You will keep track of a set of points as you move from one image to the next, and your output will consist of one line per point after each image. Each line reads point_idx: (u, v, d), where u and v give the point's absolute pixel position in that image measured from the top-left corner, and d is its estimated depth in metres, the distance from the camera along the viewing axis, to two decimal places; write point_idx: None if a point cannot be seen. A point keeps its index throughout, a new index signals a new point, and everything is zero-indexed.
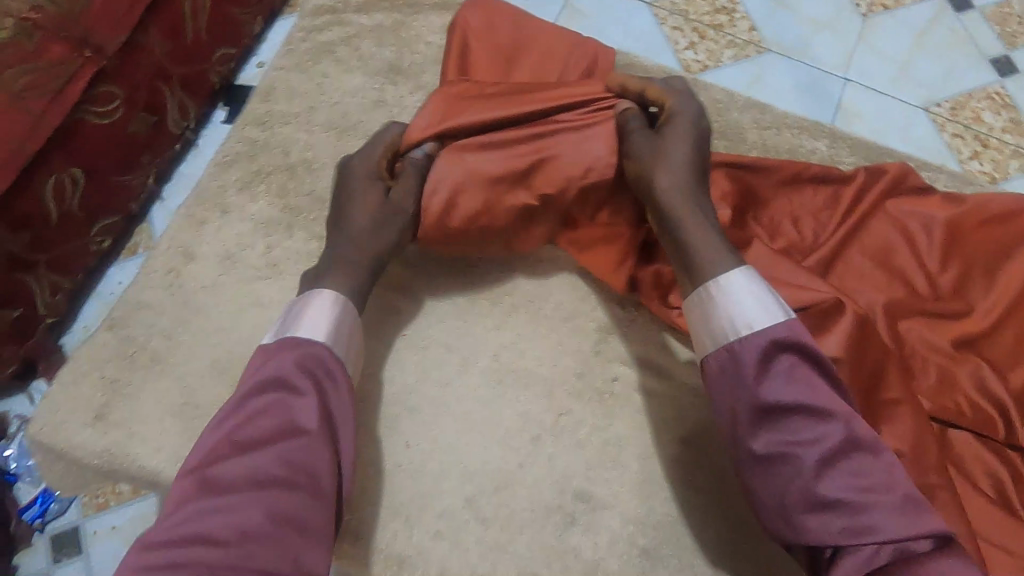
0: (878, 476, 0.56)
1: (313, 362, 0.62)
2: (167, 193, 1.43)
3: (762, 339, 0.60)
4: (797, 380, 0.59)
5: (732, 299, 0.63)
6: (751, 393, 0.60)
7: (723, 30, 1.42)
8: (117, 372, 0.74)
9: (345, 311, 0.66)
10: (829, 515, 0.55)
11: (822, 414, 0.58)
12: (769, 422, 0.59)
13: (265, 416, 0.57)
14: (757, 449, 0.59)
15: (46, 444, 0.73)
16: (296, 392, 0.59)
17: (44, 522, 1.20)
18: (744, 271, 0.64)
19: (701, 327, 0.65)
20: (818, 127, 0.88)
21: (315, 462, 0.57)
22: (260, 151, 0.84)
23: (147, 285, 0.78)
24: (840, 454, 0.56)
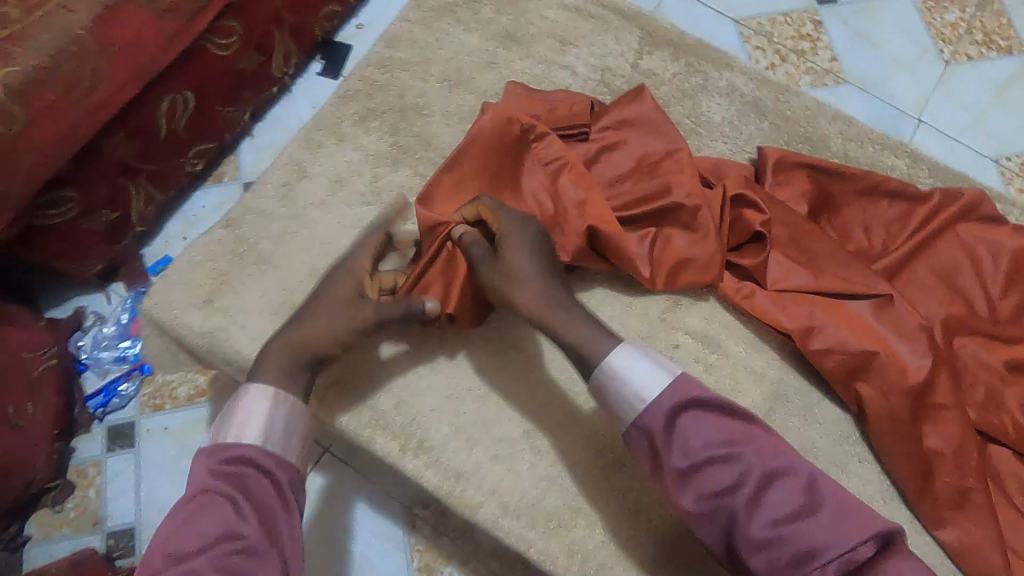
0: (798, 501, 0.59)
1: (245, 465, 0.62)
2: (258, 129, 1.52)
3: (663, 406, 0.63)
4: (704, 429, 0.62)
5: (623, 375, 0.66)
6: (668, 459, 0.62)
7: (805, 56, 1.47)
8: (227, 265, 0.82)
9: (284, 406, 0.66)
10: (770, 546, 0.58)
11: (734, 454, 0.61)
12: (692, 479, 0.61)
13: (203, 518, 0.59)
14: (688, 509, 0.62)
15: (156, 319, 0.80)
16: (231, 499, 0.60)
17: (106, 412, 1.29)
18: (626, 347, 0.68)
19: (604, 409, 0.68)
20: (899, 147, 0.92)
21: (258, 570, 0.58)
22: (377, 91, 0.91)
23: (263, 193, 0.86)
24: (763, 486, 0.60)
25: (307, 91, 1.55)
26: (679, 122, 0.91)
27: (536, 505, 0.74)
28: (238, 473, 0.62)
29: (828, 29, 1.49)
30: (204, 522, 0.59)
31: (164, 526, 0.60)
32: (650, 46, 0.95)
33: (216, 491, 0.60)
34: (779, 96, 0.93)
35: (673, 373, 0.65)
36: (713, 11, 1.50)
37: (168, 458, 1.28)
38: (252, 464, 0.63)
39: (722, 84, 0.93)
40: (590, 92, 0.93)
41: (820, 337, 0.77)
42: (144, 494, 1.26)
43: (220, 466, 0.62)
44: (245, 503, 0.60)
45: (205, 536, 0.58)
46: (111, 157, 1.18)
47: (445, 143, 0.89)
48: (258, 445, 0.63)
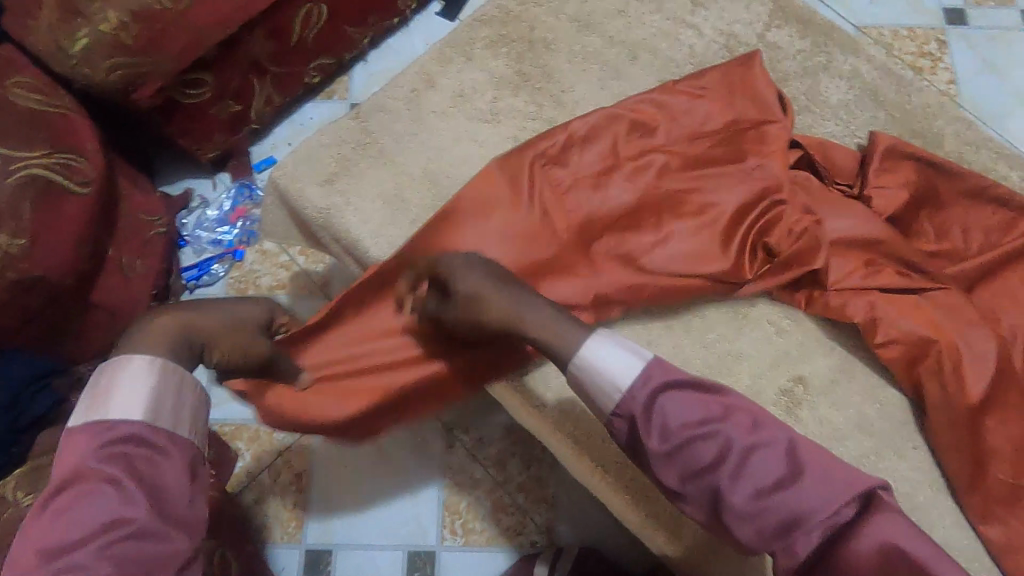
0: (781, 470, 0.59)
1: (130, 443, 0.56)
2: (372, 56, 1.61)
3: (640, 395, 0.63)
4: (682, 408, 0.62)
5: (597, 364, 0.65)
6: (650, 443, 0.62)
7: (923, 73, 1.44)
8: (350, 153, 0.89)
9: (166, 377, 0.60)
10: (755, 514, 0.58)
11: (712, 430, 0.61)
12: (675, 460, 0.61)
13: (85, 504, 0.53)
14: (673, 487, 0.62)
15: (282, 189, 0.89)
16: (114, 483, 0.53)
17: (198, 285, 1.41)
18: (601, 335, 0.66)
19: (583, 396, 0.67)
20: (1016, 159, 0.91)
21: (149, 548, 0.53)
22: (511, 20, 0.96)
23: (392, 95, 0.92)
24: (745, 457, 0.59)
25: (423, 29, 1.63)
26: (794, 98, 0.93)
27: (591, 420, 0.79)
28: (117, 453, 0.55)
29: (952, 51, 1.46)
30: (81, 507, 0.53)
31: (36, 519, 0.53)
32: (780, 19, 0.96)
33: (95, 477, 0.54)
34: (901, 89, 0.93)
35: (645, 357, 0.64)
36: (836, 14, 1.50)
37: None
38: (135, 442, 0.56)
39: (846, 68, 0.94)
40: (713, 54, 0.95)
41: (884, 328, 0.78)
42: None
43: (99, 450, 0.55)
44: (132, 485, 0.54)
45: (84, 522, 0.52)
46: (248, 52, 1.29)
47: (565, 78, 0.93)
48: (139, 423, 0.57)
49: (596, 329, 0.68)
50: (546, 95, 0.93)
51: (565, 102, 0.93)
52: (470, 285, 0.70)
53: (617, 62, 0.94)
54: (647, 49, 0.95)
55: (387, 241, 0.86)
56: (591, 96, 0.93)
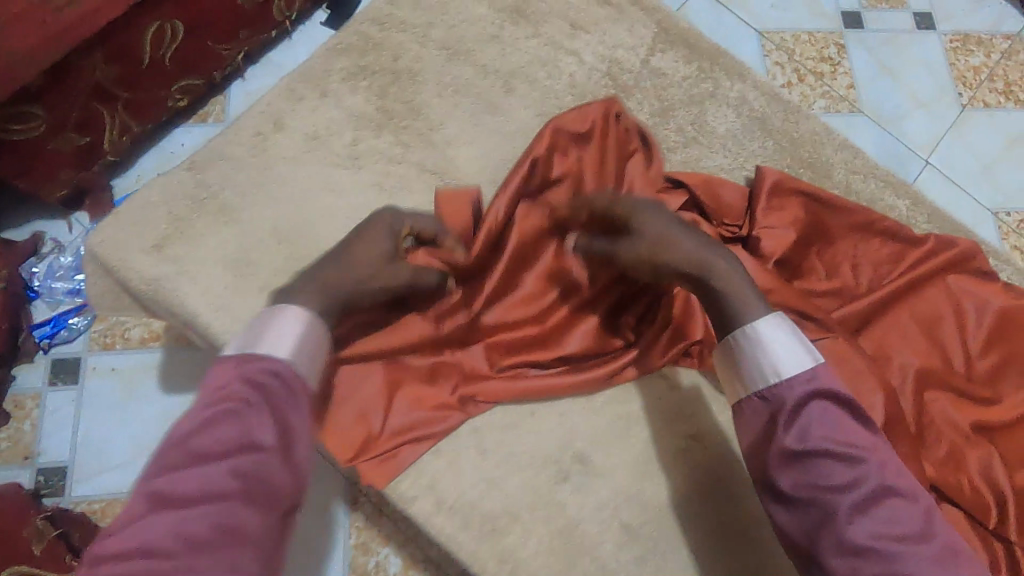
0: (910, 525, 0.53)
1: (275, 379, 0.57)
2: (250, 73, 1.45)
3: (796, 388, 0.59)
4: (833, 429, 0.57)
5: (764, 344, 0.61)
6: (782, 436, 0.58)
7: (823, 79, 1.43)
8: (184, 211, 0.76)
9: (314, 332, 0.61)
10: (860, 557, 0.53)
11: (858, 457, 0.56)
12: (799, 466, 0.57)
13: (222, 425, 0.53)
14: (784, 491, 0.58)
15: (100, 257, 0.75)
16: (247, 404, 0.54)
17: (52, 343, 1.23)
18: (778, 318, 0.63)
19: (731, 374, 0.64)
20: (903, 187, 0.88)
21: (271, 475, 0.53)
22: (372, 48, 0.85)
23: (234, 140, 0.80)
24: (876, 497, 0.54)
25: (307, 41, 1.48)
26: (681, 129, 0.87)
27: (473, 505, 0.71)
28: (266, 390, 0.56)
29: (851, 54, 1.46)
30: (214, 424, 0.53)
31: (186, 417, 0.55)
32: (665, 43, 0.90)
33: (232, 398, 0.55)
34: (789, 116, 0.89)
35: (816, 360, 0.61)
36: (737, 19, 1.46)
37: (114, 399, 1.24)
38: (282, 382, 0.57)
39: (733, 95, 0.89)
40: (595, 83, 0.88)
41: None
42: (82, 434, 1.21)
43: (242, 376, 0.56)
44: (261, 415, 0.54)
45: (210, 439, 0.52)
46: (88, 78, 1.11)
47: (435, 114, 0.84)
48: (284, 361, 0.58)
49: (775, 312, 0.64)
50: (412, 135, 0.83)
51: (435, 142, 0.83)
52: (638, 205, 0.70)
53: (491, 95, 0.86)
54: (524, 78, 0.87)
55: (229, 315, 0.74)
56: (463, 133, 0.84)
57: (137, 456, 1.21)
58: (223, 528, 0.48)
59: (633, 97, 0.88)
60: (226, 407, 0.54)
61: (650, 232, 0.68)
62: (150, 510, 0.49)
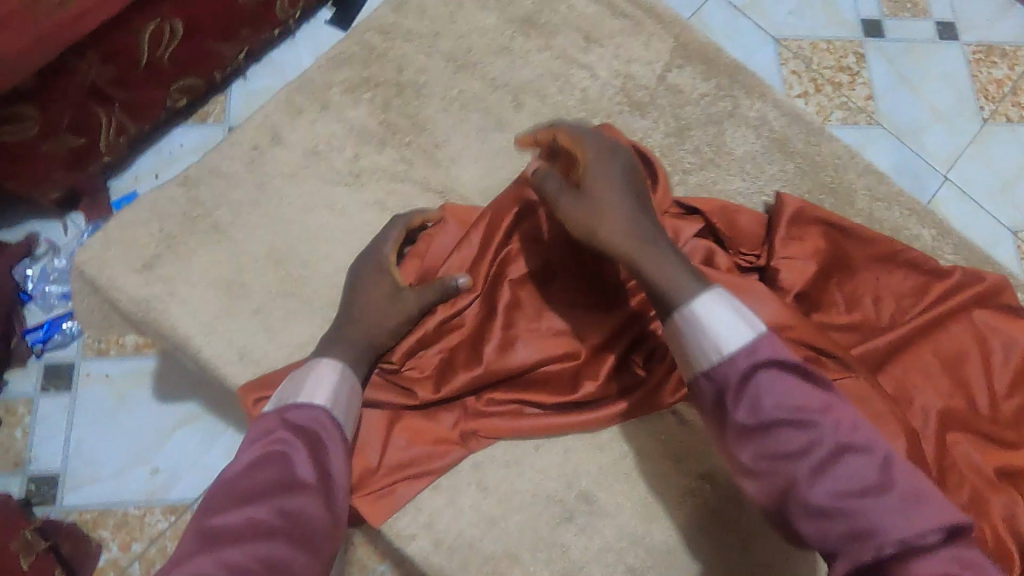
0: (870, 478, 0.50)
1: (313, 423, 0.58)
2: (252, 73, 1.41)
3: (741, 363, 0.55)
4: (783, 393, 0.53)
5: (704, 320, 0.57)
6: (732, 410, 0.55)
7: (841, 90, 1.39)
8: (177, 229, 0.73)
9: (348, 380, 0.63)
10: (826, 519, 0.50)
11: (809, 422, 0.52)
12: (755, 437, 0.53)
13: (267, 466, 0.54)
14: (744, 463, 0.54)
15: (89, 276, 0.72)
16: (292, 447, 0.56)
17: (45, 348, 1.18)
18: (718, 293, 0.59)
19: (677, 354, 0.60)
20: (928, 215, 0.84)
21: (313, 515, 0.53)
22: (375, 59, 0.81)
23: (229, 154, 0.76)
24: (833, 459, 0.51)
25: (310, 38, 1.44)
26: (697, 150, 0.83)
27: (471, 545, 0.68)
28: (309, 434, 0.58)
29: (870, 64, 1.41)
30: (261, 465, 0.54)
31: (234, 462, 0.56)
32: (681, 58, 0.86)
33: (277, 442, 0.56)
34: (811, 137, 0.85)
35: (757, 330, 0.56)
36: (753, 25, 1.41)
37: (107, 407, 1.18)
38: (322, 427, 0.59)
39: (752, 114, 0.85)
40: (608, 99, 0.84)
41: None
42: (74, 443, 1.16)
43: (284, 423, 0.58)
44: (304, 456, 0.56)
45: (257, 479, 0.53)
46: (83, 78, 1.08)
47: (439, 130, 0.80)
48: (321, 407, 0.60)
49: (713, 286, 0.60)
50: (416, 152, 0.79)
51: (439, 160, 0.79)
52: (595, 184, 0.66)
53: (499, 110, 0.82)
54: (534, 93, 0.83)
55: (221, 340, 0.70)
56: (469, 151, 0.80)
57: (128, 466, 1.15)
58: (269, 565, 0.48)
59: (647, 114, 0.84)
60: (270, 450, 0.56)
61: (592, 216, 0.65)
62: (197, 550, 0.48)
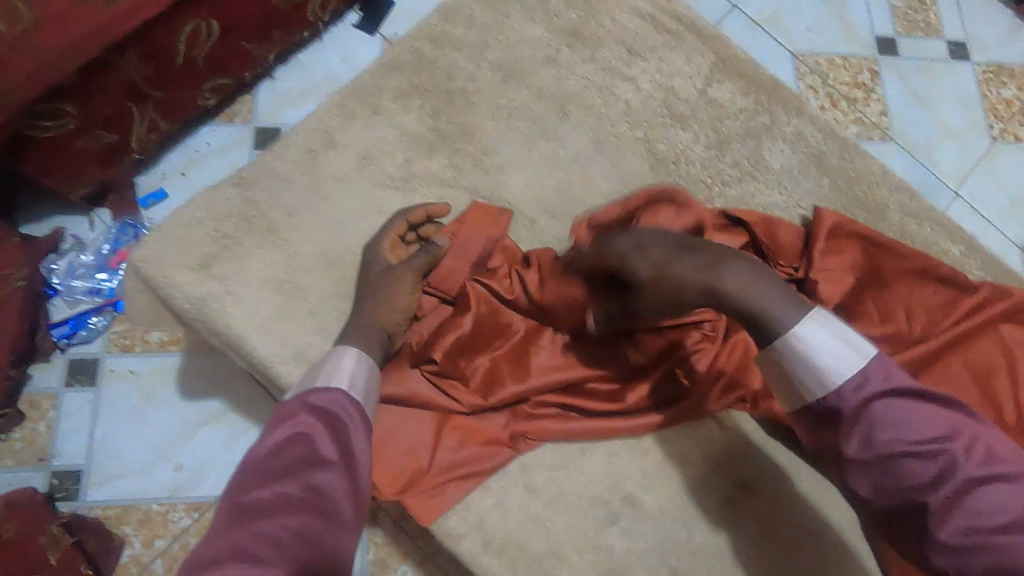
0: (1012, 511, 0.47)
1: (333, 404, 0.58)
2: (280, 74, 1.42)
3: (857, 394, 0.52)
4: (909, 425, 0.50)
5: (808, 350, 0.53)
6: (848, 442, 0.52)
7: (856, 105, 1.42)
8: (231, 230, 0.74)
9: (366, 362, 0.63)
10: (965, 554, 0.47)
11: (937, 451, 0.49)
12: (876, 470, 0.51)
13: (290, 446, 0.54)
14: (866, 496, 0.52)
15: (144, 273, 0.73)
16: (313, 427, 0.55)
17: (71, 343, 1.17)
18: (818, 316, 0.54)
19: (773, 381, 0.56)
20: (957, 231, 0.87)
21: (338, 491, 0.53)
22: (425, 66, 0.83)
23: (282, 156, 0.78)
24: (966, 490, 0.48)
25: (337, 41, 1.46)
26: (736, 163, 0.85)
27: (520, 545, 0.69)
28: (332, 415, 0.57)
29: (884, 81, 1.44)
30: (284, 443, 0.54)
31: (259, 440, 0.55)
32: (722, 73, 0.88)
33: (301, 423, 0.56)
34: (845, 153, 0.87)
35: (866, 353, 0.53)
36: (772, 41, 1.44)
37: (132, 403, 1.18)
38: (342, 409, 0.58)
39: (789, 130, 0.87)
40: (651, 112, 0.86)
41: None
42: (98, 438, 1.16)
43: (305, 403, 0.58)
44: (326, 434, 0.55)
45: (281, 458, 0.53)
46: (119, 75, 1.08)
47: (487, 138, 0.82)
48: (341, 389, 0.59)
49: (811, 310, 0.54)
50: (464, 159, 0.81)
51: (487, 167, 0.81)
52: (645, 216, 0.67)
53: (545, 120, 0.84)
54: (579, 103, 0.85)
55: (275, 340, 0.72)
56: (517, 159, 0.82)
57: (154, 462, 1.16)
58: (296, 540, 0.48)
59: (688, 127, 0.86)
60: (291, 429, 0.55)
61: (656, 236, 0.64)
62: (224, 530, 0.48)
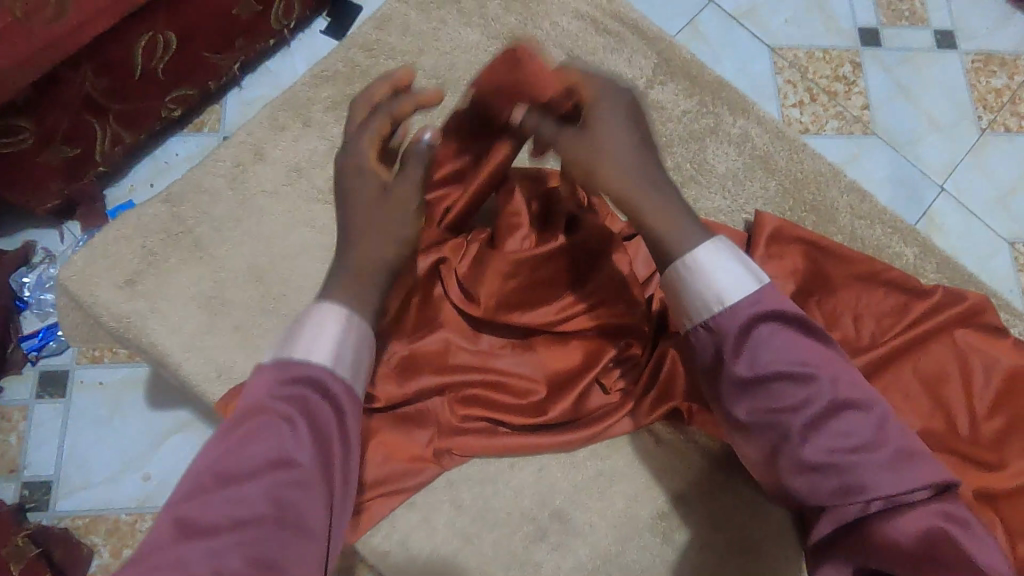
0: (864, 436, 0.52)
1: (311, 387, 0.52)
2: (247, 83, 1.38)
3: (739, 313, 0.56)
4: (781, 350, 0.54)
5: (708, 270, 0.58)
6: (733, 365, 0.56)
7: (837, 99, 1.27)
8: (158, 246, 0.74)
9: (353, 329, 0.55)
10: (819, 474, 0.53)
11: (809, 378, 0.54)
12: (754, 393, 0.55)
13: (257, 443, 0.49)
14: (740, 419, 0.56)
15: (71, 291, 0.73)
16: (286, 418, 0.50)
17: (38, 357, 1.15)
18: (721, 243, 0.59)
19: (672, 301, 0.61)
20: (912, 233, 0.84)
21: (307, 505, 0.48)
22: (357, 76, 0.82)
23: (211, 171, 0.77)
24: (830, 415, 0.53)
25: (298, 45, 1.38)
26: (678, 167, 0.83)
27: (444, 562, 0.68)
28: (308, 404, 0.51)
29: (866, 72, 1.29)
30: (254, 437, 0.49)
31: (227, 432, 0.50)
32: (664, 74, 0.86)
33: (272, 411, 0.50)
34: (793, 155, 0.85)
35: (759, 281, 0.57)
36: (749, 35, 1.30)
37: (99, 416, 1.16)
38: (318, 387, 0.52)
39: (734, 132, 0.85)
40: None
41: None
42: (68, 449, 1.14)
43: (280, 384, 0.52)
44: (299, 429, 0.50)
45: (247, 457, 0.48)
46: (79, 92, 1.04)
47: None
48: (324, 365, 0.53)
49: (716, 236, 0.60)
50: None
51: None
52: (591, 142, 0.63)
53: None
54: None
55: (200, 356, 0.71)
56: None
57: (122, 472, 1.14)
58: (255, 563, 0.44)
59: None
60: (261, 418, 0.50)
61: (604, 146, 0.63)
62: (177, 538, 0.44)
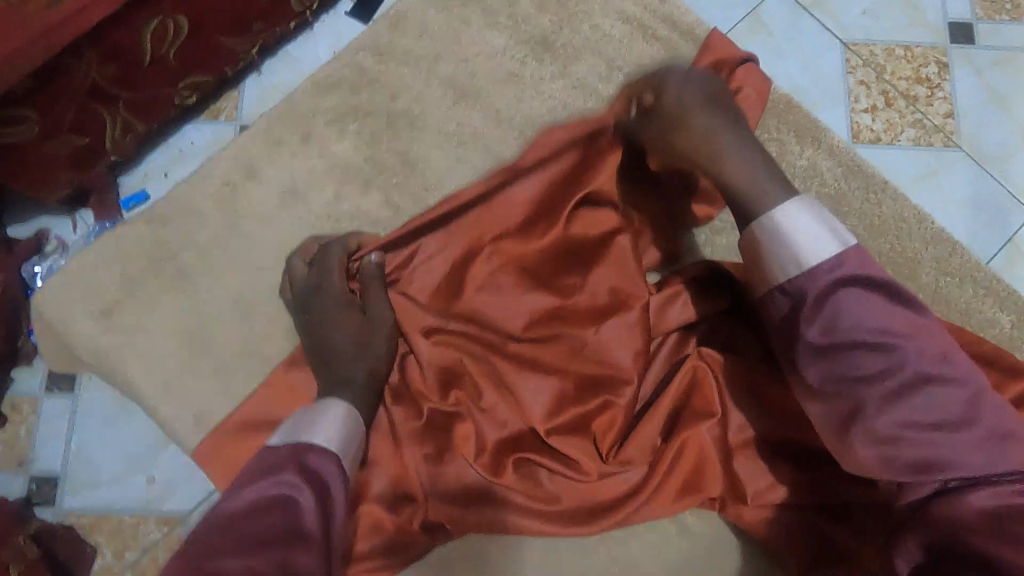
0: (952, 409, 0.45)
1: (318, 467, 0.49)
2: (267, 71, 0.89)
3: (825, 276, 0.48)
4: (870, 315, 0.47)
5: (786, 229, 0.51)
6: (811, 328, 0.48)
7: (916, 104, 0.88)
8: (140, 273, 0.67)
9: (355, 424, 0.54)
10: (894, 445, 0.45)
11: (890, 345, 0.46)
12: (832, 358, 0.47)
13: (265, 513, 0.44)
14: (812, 387, 0.48)
15: (45, 318, 0.66)
16: (295, 489, 0.46)
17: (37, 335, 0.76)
18: (803, 198, 0.52)
19: (749, 266, 0.53)
20: (1011, 297, 0.71)
21: None
22: (365, 84, 0.72)
23: (198, 190, 0.69)
24: (909, 387, 0.45)
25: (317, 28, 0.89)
26: None
27: None
28: (318, 479, 0.48)
29: (953, 67, 0.89)
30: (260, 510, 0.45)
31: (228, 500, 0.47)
32: None
33: (279, 480, 0.47)
34: (870, 196, 0.72)
35: (846, 245, 0.49)
36: (823, 20, 0.90)
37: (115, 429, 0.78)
38: (327, 467, 0.49)
39: (801, 165, 0.73)
40: None
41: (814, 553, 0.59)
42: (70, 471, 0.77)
43: (286, 461, 0.49)
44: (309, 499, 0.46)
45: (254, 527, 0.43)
46: (81, 78, 0.65)
47: (432, 168, 0.71)
48: (332, 453, 0.51)
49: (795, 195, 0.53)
50: (404, 194, 0.70)
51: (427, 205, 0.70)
52: (670, 130, 0.60)
53: (500, 148, 0.72)
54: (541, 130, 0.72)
55: (179, 399, 0.65)
56: None
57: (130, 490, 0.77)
58: None
59: None
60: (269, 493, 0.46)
61: (679, 128, 0.59)
62: None
